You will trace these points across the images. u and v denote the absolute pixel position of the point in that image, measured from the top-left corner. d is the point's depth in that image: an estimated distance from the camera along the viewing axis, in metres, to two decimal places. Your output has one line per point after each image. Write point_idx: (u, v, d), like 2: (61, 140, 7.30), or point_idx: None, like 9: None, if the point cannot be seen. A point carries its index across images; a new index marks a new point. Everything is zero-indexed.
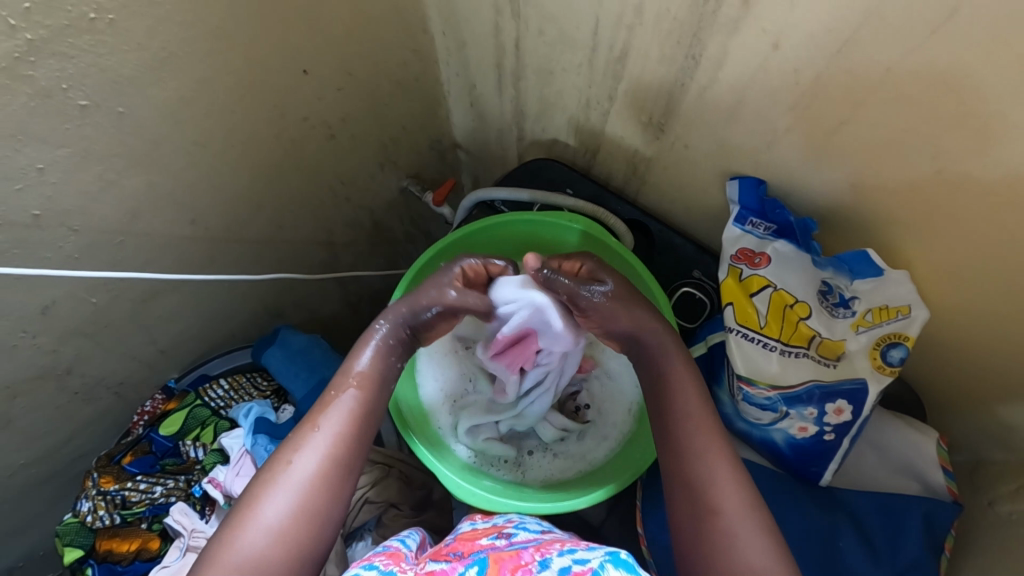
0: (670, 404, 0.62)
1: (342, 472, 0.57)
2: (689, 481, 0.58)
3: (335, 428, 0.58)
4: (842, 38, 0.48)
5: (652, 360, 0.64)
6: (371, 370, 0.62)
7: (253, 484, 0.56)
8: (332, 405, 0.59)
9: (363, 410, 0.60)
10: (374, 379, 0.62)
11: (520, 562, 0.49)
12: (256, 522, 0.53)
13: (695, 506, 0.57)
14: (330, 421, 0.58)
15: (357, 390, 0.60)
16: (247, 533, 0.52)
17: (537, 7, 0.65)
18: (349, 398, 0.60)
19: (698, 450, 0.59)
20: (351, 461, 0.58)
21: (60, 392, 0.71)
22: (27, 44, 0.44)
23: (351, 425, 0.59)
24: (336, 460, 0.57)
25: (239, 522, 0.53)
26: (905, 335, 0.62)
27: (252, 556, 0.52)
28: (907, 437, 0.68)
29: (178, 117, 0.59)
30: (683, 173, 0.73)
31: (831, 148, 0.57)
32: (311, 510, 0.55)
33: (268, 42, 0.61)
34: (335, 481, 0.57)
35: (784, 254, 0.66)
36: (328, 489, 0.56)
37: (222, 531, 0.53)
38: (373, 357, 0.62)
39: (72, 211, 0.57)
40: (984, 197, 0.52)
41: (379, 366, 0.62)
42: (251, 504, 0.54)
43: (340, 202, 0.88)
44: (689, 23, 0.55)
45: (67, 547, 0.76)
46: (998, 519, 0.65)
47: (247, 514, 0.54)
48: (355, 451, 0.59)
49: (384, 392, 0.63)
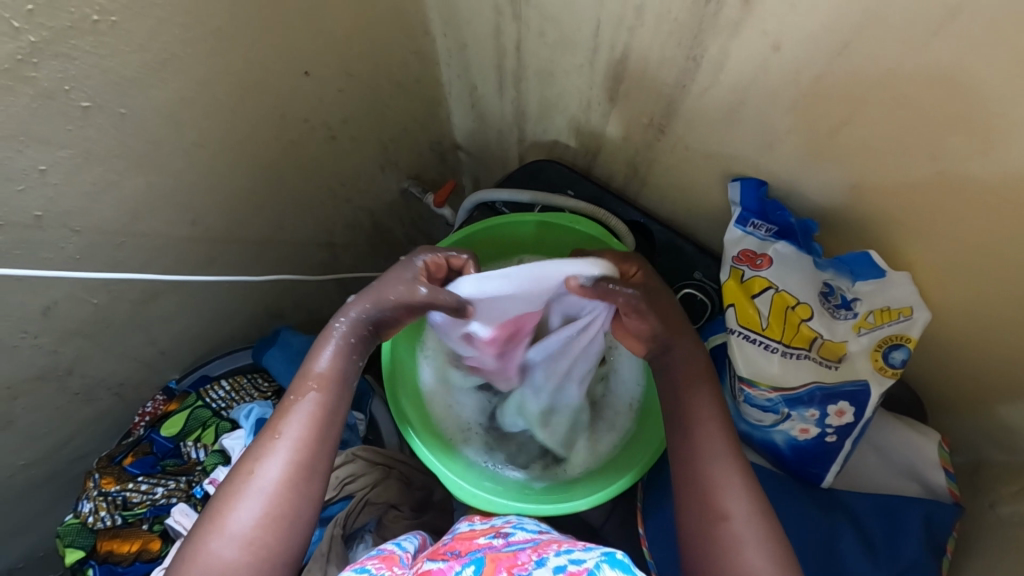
0: (676, 410, 0.62)
1: (307, 475, 0.57)
2: (698, 489, 0.58)
3: (297, 432, 0.58)
4: (841, 40, 0.48)
5: (669, 366, 0.63)
6: (332, 371, 0.60)
7: (221, 492, 0.56)
8: (294, 409, 0.59)
9: (326, 412, 0.59)
10: (334, 379, 0.60)
11: (516, 561, 0.49)
12: (223, 531, 0.53)
13: (703, 511, 0.56)
14: (292, 424, 0.58)
15: (318, 392, 0.59)
16: (214, 540, 0.53)
17: (538, 8, 0.65)
18: (311, 401, 0.59)
19: (706, 455, 0.59)
20: (316, 462, 0.57)
21: (60, 393, 0.71)
22: (30, 45, 0.45)
23: (313, 428, 0.58)
24: (300, 464, 0.57)
25: (207, 530, 0.54)
26: (907, 335, 0.62)
27: (221, 565, 0.52)
28: (908, 438, 0.68)
29: (180, 118, 0.59)
30: (683, 175, 0.73)
31: (831, 149, 0.57)
32: (278, 515, 0.55)
33: (269, 43, 0.61)
34: (301, 484, 0.56)
35: (784, 255, 0.66)
36: (295, 493, 0.56)
37: (190, 541, 0.54)
38: (332, 356, 0.60)
39: (73, 212, 0.57)
40: (985, 199, 0.52)
41: (339, 365, 0.60)
42: (218, 513, 0.54)
43: (341, 203, 0.88)
44: (690, 25, 0.55)
45: (68, 547, 0.76)
46: (999, 520, 0.64)
47: (214, 524, 0.54)
48: (321, 452, 0.58)
49: (350, 391, 0.61)
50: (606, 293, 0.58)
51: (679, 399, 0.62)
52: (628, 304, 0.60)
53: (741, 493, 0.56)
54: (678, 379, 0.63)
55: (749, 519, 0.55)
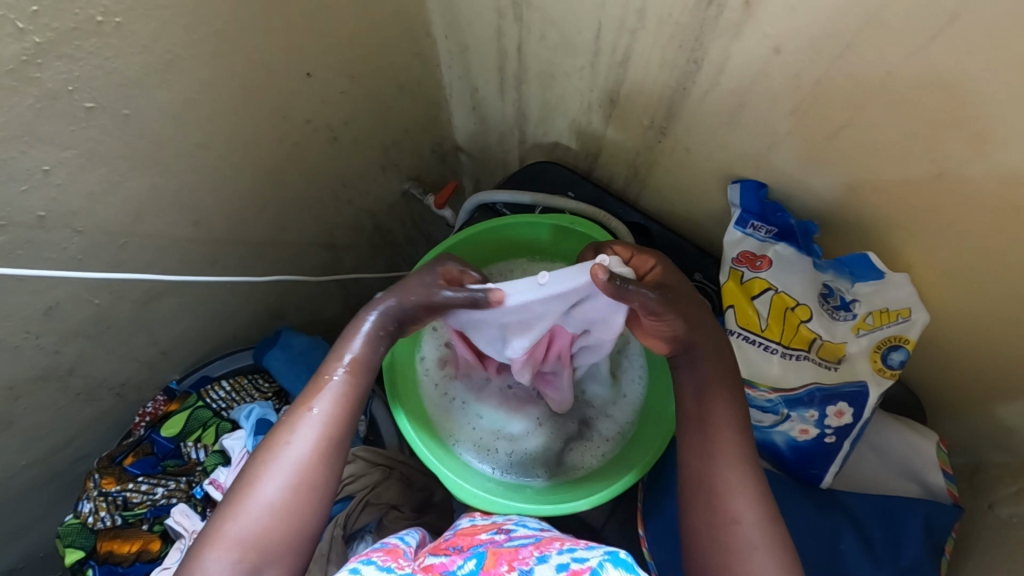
0: (693, 413, 0.62)
1: (335, 452, 0.58)
2: (709, 492, 0.58)
3: (327, 413, 0.58)
4: (839, 44, 0.49)
5: (698, 361, 0.63)
6: (362, 356, 0.61)
7: (250, 464, 0.56)
8: (325, 390, 0.59)
9: (354, 395, 0.60)
10: (365, 360, 0.61)
11: (517, 555, 0.50)
12: (255, 499, 0.54)
13: (711, 514, 0.57)
14: (323, 403, 0.59)
15: (349, 370, 0.60)
16: (242, 517, 0.53)
17: (539, 11, 0.65)
18: (341, 383, 0.60)
19: (717, 458, 0.59)
20: (344, 440, 0.59)
21: (62, 392, 0.71)
22: (34, 46, 0.45)
23: (343, 406, 0.59)
24: (330, 441, 0.58)
25: (234, 507, 0.54)
26: (906, 337, 0.62)
27: (249, 539, 0.52)
28: (908, 439, 0.69)
29: (184, 119, 0.59)
30: (684, 177, 0.73)
31: (830, 151, 0.58)
32: (308, 488, 0.56)
33: (273, 46, 0.61)
34: (330, 460, 0.57)
35: (784, 257, 0.66)
36: (324, 468, 0.57)
37: (220, 510, 0.54)
38: (364, 342, 0.61)
39: (77, 212, 0.57)
40: (984, 201, 0.52)
41: (370, 345, 0.62)
42: (248, 484, 0.55)
43: (342, 204, 0.89)
44: (691, 27, 0.55)
45: (68, 548, 0.77)
46: (998, 522, 0.65)
47: (242, 498, 0.54)
48: (349, 430, 0.59)
49: (375, 377, 0.62)
50: (625, 295, 0.59)
51: (693, 403, 0.63)
52: (645, 307, 0.60)
53: (748, 495, 0.57)
54: (691, 386, 0.64)
55: (751, 520, 0.55)
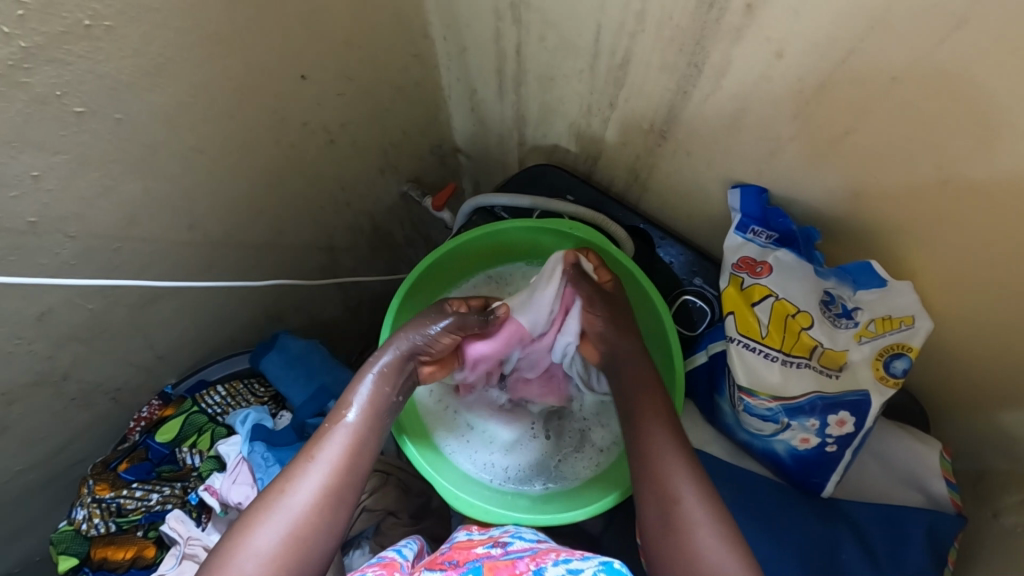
0: (638, 454, 0.64)
1: (334, 502, 0.60)
2: (666, 525, 0.59)
3: (330, 459, 0.61)
4: (845, 47, 0.47)
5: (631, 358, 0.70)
6: (368, 404, 0.65)
7: (253, 508, 0.59)
8: (329, 437, 0.63)
9: (357, 442, 0.63)
10: (370, 412, 0.65)
11: (515, 569, 0.49)
12: (254, 542, 0.56)
13: (660, 501, 0.60)
14: (327, 450, 0.62)
15: (355, 420, 0.64)
16: (240, 556, 0.55)
17: (539, 13, 0.64)
18: (345, 431, 0.63)
19: (663, 453, 0.63)
20: (344, 490, 0.61)
21: (57, 398, 0.70)
22: (21, 50, 0.44)
23: (346, 456, 0.62)
24: (330, 489, 0.60)
25: (235, 545, 0.56)
26: (909, 345, 0.61)
27: None
28: (912, 447, 0.68)
29: (177, 123, 0.58)
30: (685, 181, 0.72)
31: (834, 156, 0.57)
32: (302, 538, 0.57)
33: (267, 49, 0.61)
34: (328, 509, 0.59)
35: (785, 263, 0.65)
36: (320, 518, 0.59)
37: (216, 554, 0.56)
38: (369, 392, 0.66)
39: (69, 217, 0.56)
40: (991, 209, 0.51)
41: (376, 399, 0.66)
42: (249, 526, 0.57)
43: (341, 207, 0.88)
44: (692, 30, 0.54)
45: (62, 554, 0.77)
46: (1003, 531, 0.64)
47: (242, 538, 0.56)
48: (351, 480, 0.61)
49: (380, 425, 0.66)
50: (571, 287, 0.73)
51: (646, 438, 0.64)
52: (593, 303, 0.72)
53: (707, 514, 0.58)
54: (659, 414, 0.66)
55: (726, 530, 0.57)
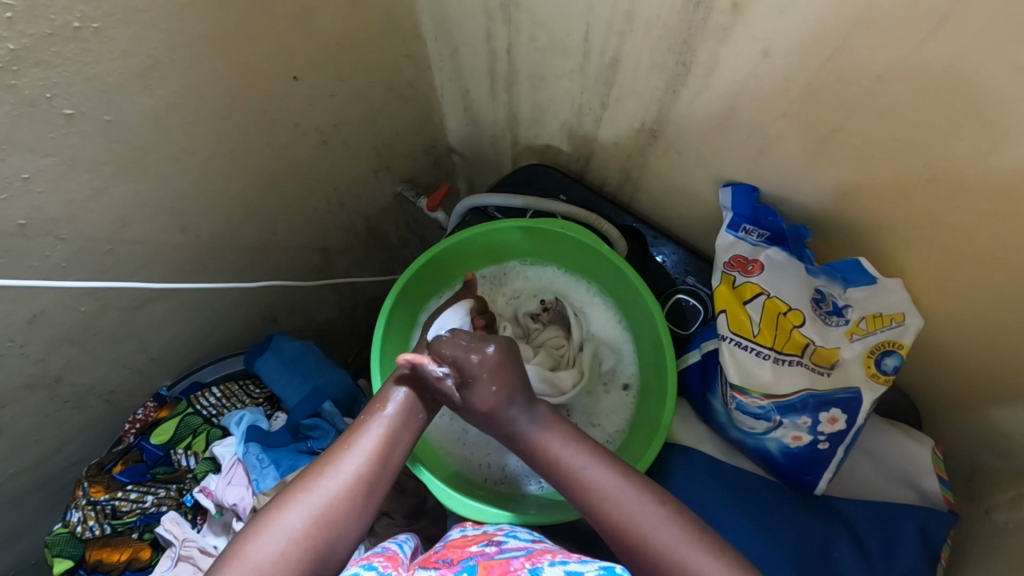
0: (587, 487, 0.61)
1: (368, 493, 0.59)
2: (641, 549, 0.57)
3: (366, 449, 0.61)
4: (831, 45, 0.47)
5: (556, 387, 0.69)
6: (408, 398, 0.65)
7: (283, 492, 0.58)
8: (368, 427, 0.62)
9: (393, 436, 0.63)
10: (408, 406, 0.65)
11: (509, 568, 0.49)
12: (281, 525, 0.55)
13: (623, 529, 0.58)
14: (363, 440, 0.61)
15: (393, 414, 0.64)
16: (266, 537, 0.54)
17: (528, 13, 0.64)
18: (382, 423, 0.63)
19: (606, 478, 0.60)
20: (376, 482, 0.60)
21: (50, 401, 0.70)
22: (9, 53, 0.44)
23: (382, 448, 0.62)
24: (362, 479, 0.59)
25: (261, 526, 0.55)
26: (899, 342, 0.61)
27: (267, 559, 0.53)
28: (903, 445, 0.68)
29: (167, 124, 0.58)
30: (677, 181, 0.73)
31: (823, 154, 0.57)
32: (331, 523, 0.57)
33: (258, 50, 0.61)
34: (360, 499, 0.59)
35: (777, 262, 0.66)
36: (352, 506, 0.58)
37: (243, 530, 0.55)
38: (410, 387, 0.66)
39: (59, 220, 0.56)
40: (981, 206, 0.51)
41: (414, 394, 0.66)
42: (278, 509, 0.56)
43: (335, 208, 0.88)
44: (680, 30, 0.54)
45: (56, 557, 0.77)
46: (995, 528, 0.64)
47: (270, 518, 0.56)
48: (383, 473, 0.61)
49: (416, 421, 0.65)
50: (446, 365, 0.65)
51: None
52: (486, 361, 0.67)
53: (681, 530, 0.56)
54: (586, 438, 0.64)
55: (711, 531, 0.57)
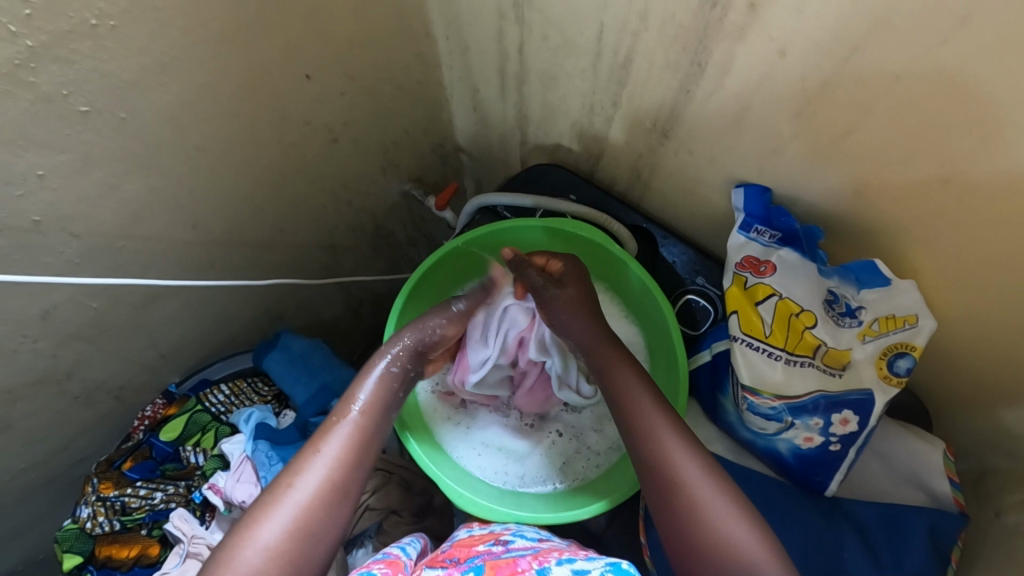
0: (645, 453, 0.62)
1: (340, 494, 0.59)
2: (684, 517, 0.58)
3: (335, 452, 0.61)
4: (849, 46, 0.47)
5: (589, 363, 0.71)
6: (372, 399, 0.66)
7: (256, 505, 0.58)
8: (335, 430, 0.63)
9: (363, 435, 0.63)
10: (376, 404, 0.66)
11: (516, 568, 0.49)
12: (255, 539, 0.55)
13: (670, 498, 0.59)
14: (330, 444, 0.62)
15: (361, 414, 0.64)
16: (244, 553, 0.54)
17: (541, 12, 0.64)
18: (348, 425, 0.63)
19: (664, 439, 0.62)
20: (349, 484, 0.61)
21: (59, 396, 0.70)
22: (28, 49, 0.44)
23: (353, 449, 0.62)
24: (335, 482, 0.60)
25: (238, 540, 0.55)
26: (912, 344, 0.61)
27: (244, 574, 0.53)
28: (914, 447, 0.68)
29: (179, 121, 0.58)
30: (687, 180, 0.72)
31: (836, 154, 0.57)
32: (308, 530, 0.57)
33: (270, 47, 0.61)
34: (333, 504, 0.59)
35: (788, 262, 0.66)
36: (325, 510, 0.58)
37: (224, 545, 0.55)
38: (375, 386, 0.67)
39: (72, 216, 0.56)
40: (996, 208, 0.51)
41: (382, 391, 0.67)
42: (252, 523, 0.56)
43: (342, 205, 0.88)
44: (695, 29, 0.54)
45: (67, 553, 0.77)
46: (1005, 530, 0.64)
47: (246, 532, 0.55)
48: (356, 475, 0.61)
49: (384, 421, 0.66)
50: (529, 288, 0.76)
51: (636, 426, 0.64)
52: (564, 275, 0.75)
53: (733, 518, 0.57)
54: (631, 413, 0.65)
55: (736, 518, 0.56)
